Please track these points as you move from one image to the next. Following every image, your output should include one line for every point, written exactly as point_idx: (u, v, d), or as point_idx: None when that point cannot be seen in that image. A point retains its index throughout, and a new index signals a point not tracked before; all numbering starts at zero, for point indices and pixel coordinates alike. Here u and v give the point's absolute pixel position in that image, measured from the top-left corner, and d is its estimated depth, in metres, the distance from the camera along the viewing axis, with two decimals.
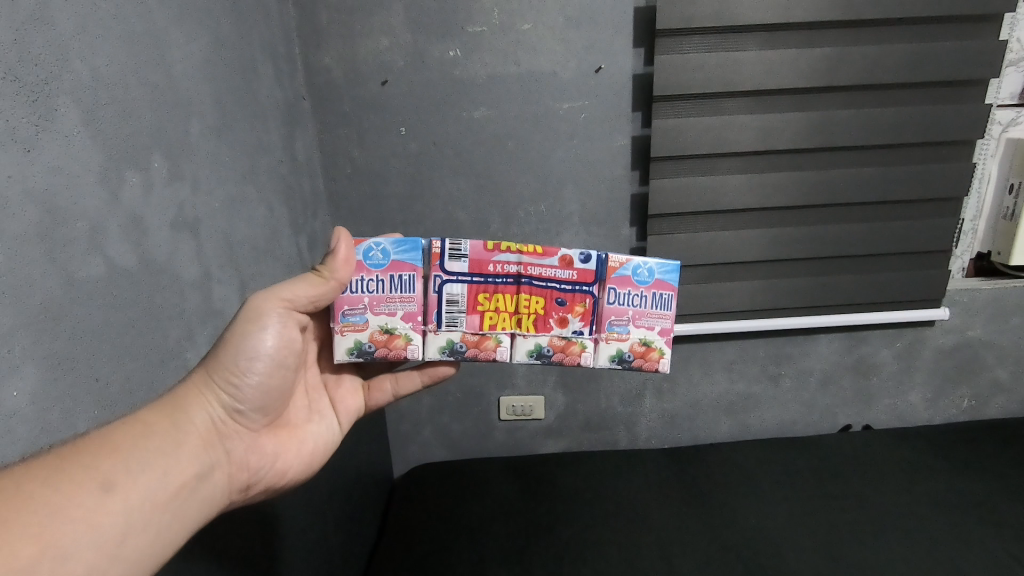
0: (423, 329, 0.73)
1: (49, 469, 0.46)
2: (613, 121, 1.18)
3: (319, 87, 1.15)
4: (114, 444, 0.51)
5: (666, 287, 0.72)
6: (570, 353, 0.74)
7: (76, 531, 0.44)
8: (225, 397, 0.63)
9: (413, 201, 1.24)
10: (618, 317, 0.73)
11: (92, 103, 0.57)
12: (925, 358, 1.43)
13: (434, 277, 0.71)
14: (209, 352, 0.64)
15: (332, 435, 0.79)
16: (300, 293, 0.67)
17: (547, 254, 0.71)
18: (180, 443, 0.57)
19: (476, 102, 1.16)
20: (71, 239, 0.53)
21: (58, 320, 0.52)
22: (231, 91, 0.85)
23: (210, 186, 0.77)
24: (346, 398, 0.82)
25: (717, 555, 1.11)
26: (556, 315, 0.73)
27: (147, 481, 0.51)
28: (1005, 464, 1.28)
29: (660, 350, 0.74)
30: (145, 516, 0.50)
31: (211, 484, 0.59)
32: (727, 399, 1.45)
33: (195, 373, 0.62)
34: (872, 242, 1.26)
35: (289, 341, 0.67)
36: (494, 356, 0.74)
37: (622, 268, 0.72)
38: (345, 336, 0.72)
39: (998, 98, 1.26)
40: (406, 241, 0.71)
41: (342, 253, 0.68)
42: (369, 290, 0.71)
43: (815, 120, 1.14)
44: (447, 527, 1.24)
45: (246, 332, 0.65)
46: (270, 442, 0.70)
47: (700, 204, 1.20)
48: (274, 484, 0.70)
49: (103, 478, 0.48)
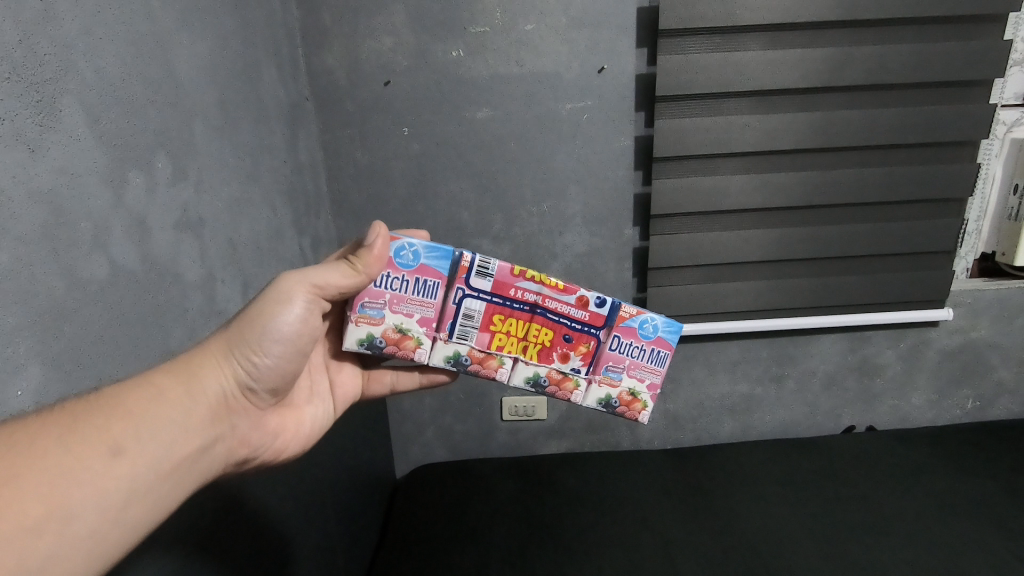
0: (433, 337, 0.73)
1: (61, 427, 0.46)
2: (616, 121, 1.18)
3: (322, 88, 1.15)
4: (129, 408, 0.51)
5: (665, 346, 0.75)
6: (564, 388, 0.76)
7: (83, 493, 0.45)
8: (242, 372, 0.62)
9: (415, 202, 1.24)
10: (614, 363, 0.76)
11: (96, 102, 0.57)
12: (929, 359, 1.42)
13: (456, 288, 0.71)
14: (232, 322, 0.63)
15: (328, 417, 0.80)
16: (331, 281, 0.65)
17: (567, 291, 0.72)
18: (192, 412, 0.56)
19: (478, 102, 1.16)
20: (76, 239, 0.54)
21: (61, 321, 0.52)
22: (235, 92, 0.85)
23: (214, 186, 0.77)
24: (344, 384, 0.83)
25: (720, 555, 1.11)
26: (560, 350, 0.75)
27: (156, 448, 0.51)
28: (1009, 466, 1.28)
29: (644, 403, 0.77)
30: (149, 485, 0.50)
31: (215, 455, 0.60)
32: (730, 400, 1.45)
33: (216, 341, 0.61)
34: (877, 242, 1.25)
35: (312, 327, 0.67)
36: (495, 375, 0.75)
37: (631, 320, 0.74)
38: (359, 326, 0.71)
39: (1003, 98, 1.26)
40: (439, 248, 0.70)
41: (377, 249, 0.67)
42: (392, 287, 0.70)
43: (818, 120, 1.14)
44: (447, 530, 1.23)
45: (273, 312, 0.64)
46: (273, 421, 0.71)
47: (703, 205, 1.20)
48: (269, 461, 0.71)
49: (113, 442, 0.48)
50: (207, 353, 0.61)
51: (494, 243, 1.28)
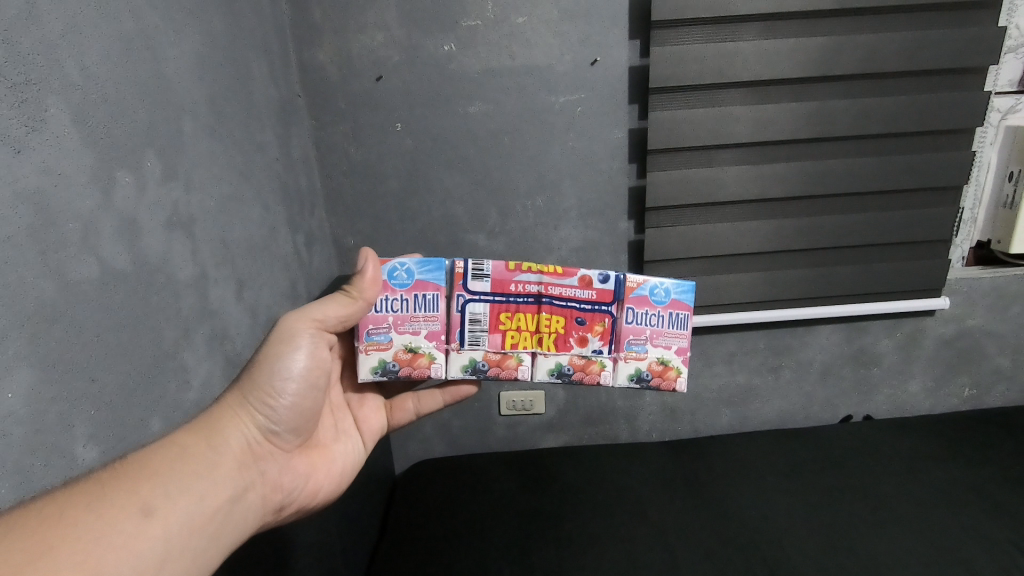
0: (446, 351, 0.74)
1: (89, 495, 0.47)
2: (610, 114, 1.17)
3: (314, 84, 1.14)
4: (152, 470, 0.52)
5: (682, 306, 0.76)
6: (590, 372, 0.76)
7: (118, 558, 0.45)
8: (260, 418, 0.65)
9: (409, 197, 1.24)
10: (636, 336, 0.75)
11: (82, 102, 0.56)
12: (926, 348, 1.43)
13: (457, 296, 0.73)
14: (243, 373, 0.67)
15: (358, 453, 0.81)
16: (330, 313, 0.69)
17: (567, 274, 0.73)
18: (215, 466, 0.58)
19: (471, 97, 1.16)
20: (63, 240, 0.53)
21: (50, 323, 0.51)
22: (224, 90, 0.84)
23: (204, 185, 0.77)
24: (369, 418, 0.85)
25: (718, 547, 1.11)
26: (576, 335, 0.75)
27: (183, 505, 0.52)
28: (1007, 453, 1.28)
29: (677, 370, 0.76)
30: (182, 542, 0.50)
31: (247, 504, 0.61)
32: (728, 392, 1.45)
33: (231, 395, 0.65)
34: (872, 232, 1.25)
35: (321, 361, 0.70)
36: (516, 374, 0.76)
37: (640, 288, 0.74)
38: (370, 355, 0.73)
39: (997, 85, 1.25)
40: (429, 261, 0.72)
41: (371, 274, 0.70)
42: (393, 309, 0.73)
43: (812, 110, 1.14)
44: (447, 526, 1.23)
45: (281, 353, 0.67)
46: (302, 463, 0.72)
47: (699, 196, 1.19)
48: (306, 504, 0.72)
49: (143, 503, 0.49)
50: (224, 407, 0.64)
51: (489, 238, 1.28)
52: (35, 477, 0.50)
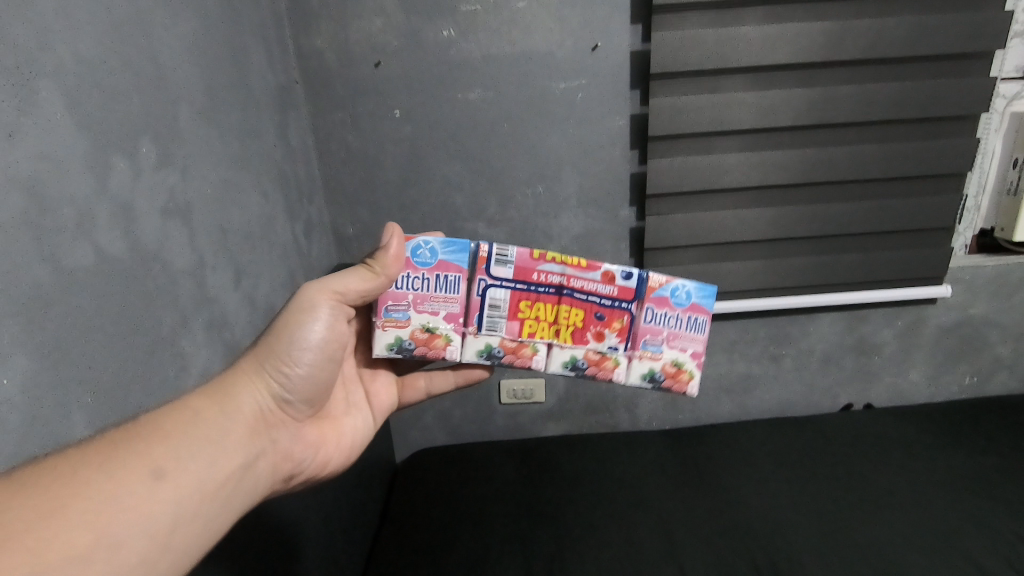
0: (462, 333, 0.76)
1: (103, 454, 0.47)
2: (611, 101, 1.16)
3: (312, 71, 1.13)
4: (166, 432, 0.52)
5: (701, 311, 0.76)
6: (603, 367, 0.77)
7: (130, 520, 0.45)
8: (275, 385, 0.66)
9: (408, 186, 1.23)
10: (653, 336, 0.76)
11: (76, 86, 0.56)
12: (927, 336, 1.42)
13: (478, 280, 0.74)
14: (260, 340, 0.68)
15: (367, 428, 0.84)
16: (351, 286, 0.71)
17: (590, 268, 0.74)
18: (230, 430, 0.59)
19: (470, 83, 1.14)
20: (59, 226, 0.53)
21: (46, 310, 0.51)
22: (221, 75, 0.83)
23: (202, 172, 0.76)
24: (379, 394, 0.87)
25: (718, 535, 1.11)
26: (593, 329, 0.76)
27: (196, 470, 0.52)
28: (1007, 442, 1.28)
29: (691, 374, 0.77)
30: (194, 506, 0.51)
31: (259, 472, 0.62)
32: (728, 380, 1.45)
33: (247, 359, 0.66)
34: (875, 220, 1.24)
35: (338, 333, 0.72)
36: (530, 363, 0.77)
37: (661, 289, 0.75)
38: (387, 331, 0.75)
39: (1003, 71, 1.24)
40: (454, 243, 0.74)
41: (394, 249, 0.71)
42: (414, 287, 0.74)
43: (816, 97, 1.13)
44: (447, 513, 1.24)
45: (300, 322, 0.69)
46: (313, 433, 0.73)
47: (701, 184, 1.18)
48: (315, 474, 0.74)
49: (156, 464, 0.49)
50: (241, 371, 0.65)
51: (489, 226, 1.27)
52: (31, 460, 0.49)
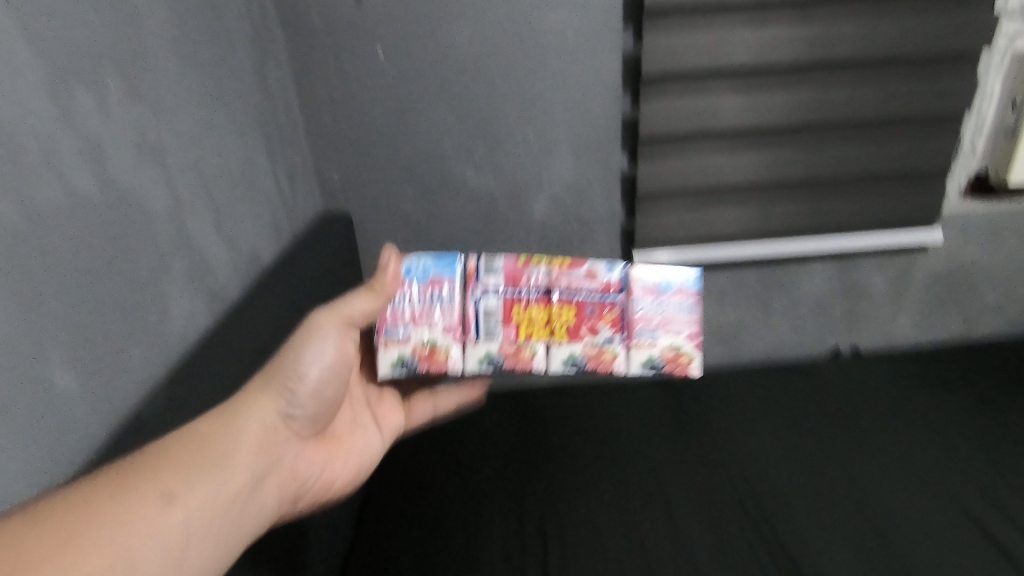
0: (462, 342, 0.81)
1: (117, 480, 0.53)
2: (603, 40, 1.12)
3: (290, 8, 1.08)
4: (176, 457, 0.58)
5: (688, 294, 0.82)
6: (603, 360, 0.81)
7: (136, 544, 0.51)
8: (282, 402, 0.71)
9: (395, 131, 1.19)
10: (645, 324, 0.82)
11: (31, 9, 0.52)
12: (917, 281, 1.43)
13: (471, 293, 0.80)
14: (270, 360, 0.72)
15: (376, 448, 0.87)
16: (357, 308, 0.74)
17: (574, 265, 0.81)
18: (237, 452, 0.64)
19: (457, 21, 1.10)
20: (22, 159, 0.51)
21: (15, 244, 0.50)
22: (191, 7, 0.79)
23: (176, 111, 0.73)
24: (388, 414, 0.90)
25: (705, 482, 1.13)
26: (588, 323, 0.81)
27: (201, 492, 0.58)
28: (990, 386, 1.31)
29: (689, 355, 0.82)
30: (197, 530, 0.56)
31: (263, 492, 0.67)
32: (719, 327, 1.45)
33: (256, 381, 0.70)
34: (871, 163, 1.23)
35: (345, 354, 0.75)
36: (532, 365, 0.81)
37: (644, 280, 0.82)
38: (390, 349, 0.80)
39: (1008, 8, 1.19)
40: (443, 258, 0.80)
41: (392, 271, 0.76)
42: (410, 305, 0.80)
43: (814, 35, 1.09)
44: (440, 463, 1.24)
45: (305, 343, 0.72)
46: (319, 451, 0.77)
47: (695, 126, 1.16)
48: (322, 495, 0.78)
49: (164, 490, 0.55)
50: (251, 390, 0.69)
51: (478, 173, 1.24)
52: (10, 397, 0.49)
